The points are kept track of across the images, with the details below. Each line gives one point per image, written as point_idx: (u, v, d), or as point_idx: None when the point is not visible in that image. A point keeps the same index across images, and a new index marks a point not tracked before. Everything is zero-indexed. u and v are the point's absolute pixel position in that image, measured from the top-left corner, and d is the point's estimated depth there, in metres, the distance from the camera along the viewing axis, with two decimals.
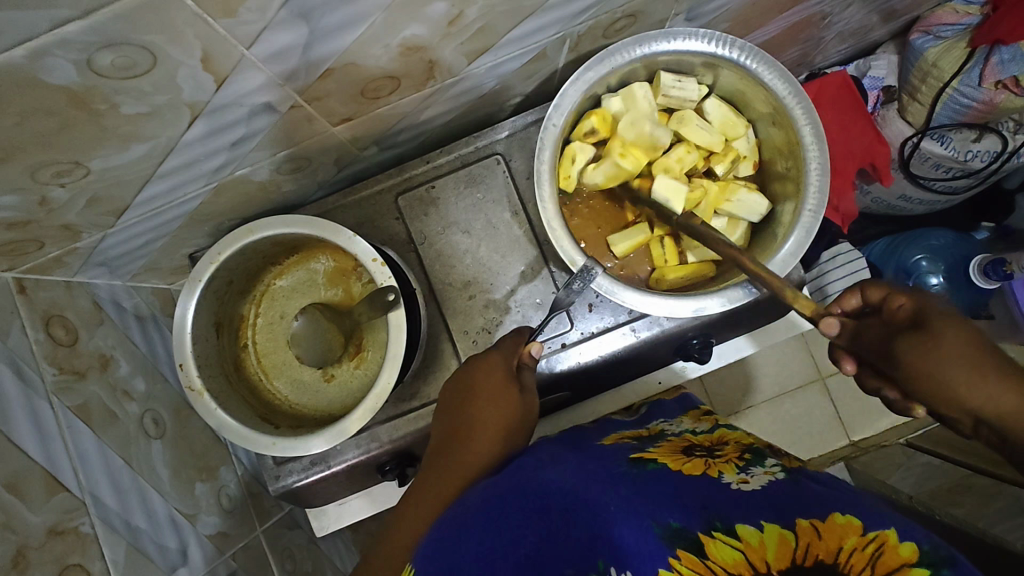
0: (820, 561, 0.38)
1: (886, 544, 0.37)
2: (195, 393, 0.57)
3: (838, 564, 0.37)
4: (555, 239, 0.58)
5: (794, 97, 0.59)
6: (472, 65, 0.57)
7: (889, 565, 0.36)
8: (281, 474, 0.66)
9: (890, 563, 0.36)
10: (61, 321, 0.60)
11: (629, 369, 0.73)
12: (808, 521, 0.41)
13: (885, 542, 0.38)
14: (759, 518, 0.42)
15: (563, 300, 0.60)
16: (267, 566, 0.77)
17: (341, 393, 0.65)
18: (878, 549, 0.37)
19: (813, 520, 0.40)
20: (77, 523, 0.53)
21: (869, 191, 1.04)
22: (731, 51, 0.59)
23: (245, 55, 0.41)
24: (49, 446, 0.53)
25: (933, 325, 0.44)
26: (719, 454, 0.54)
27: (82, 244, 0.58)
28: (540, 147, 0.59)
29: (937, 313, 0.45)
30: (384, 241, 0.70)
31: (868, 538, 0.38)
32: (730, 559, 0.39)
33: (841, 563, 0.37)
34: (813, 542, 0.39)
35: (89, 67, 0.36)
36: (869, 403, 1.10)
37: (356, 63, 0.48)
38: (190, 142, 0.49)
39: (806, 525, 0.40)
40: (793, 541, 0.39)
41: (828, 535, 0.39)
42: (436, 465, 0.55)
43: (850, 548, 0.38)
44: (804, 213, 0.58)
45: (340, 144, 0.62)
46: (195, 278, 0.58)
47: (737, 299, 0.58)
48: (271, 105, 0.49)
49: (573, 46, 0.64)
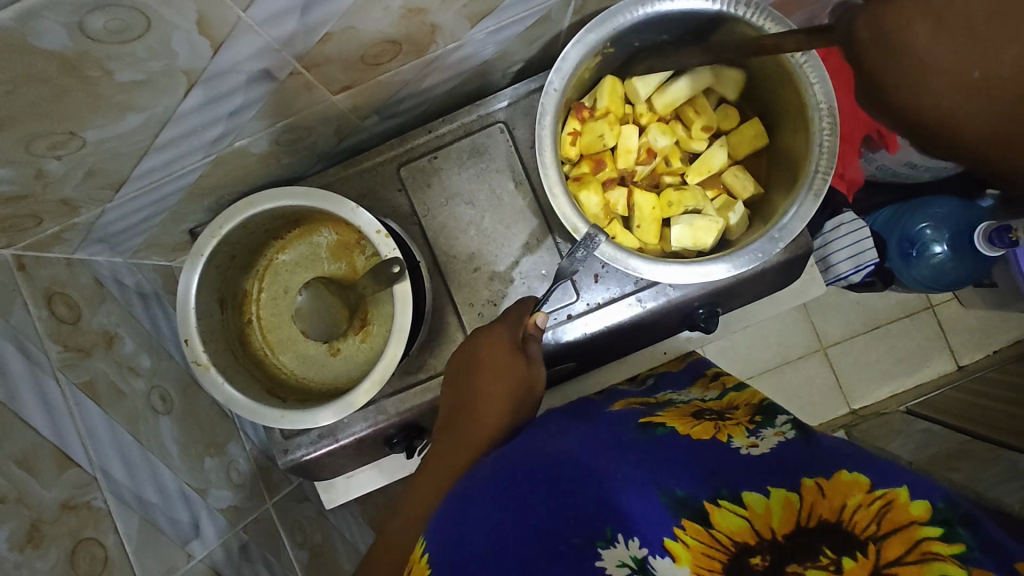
0: (824, 522, 0.37)
1: (895, 502, 0.36)
2: (201, 367, 0.57)
3: (841, 522, 0.37)
4: (558, 206, 0.57)
5: (803, 56, 0.57)
6: (474, 29, 0.56)
7: (895, 522, 0.35)
8: (290, 448, 0.66)
9: (898, 520, 0.35)
10: (63, 298, 0.60)
11: (636, 339, 0.73)
12: (813, 481, 0.40)
13: (893, 500, 0.36)
14: (765, 484, 0.41)
15: (567, 269, 0.59)
16: (278, 540, 0.78)
17: (347, 366, 0.65)
18: (885, 506, 0.36)
19: (818, 481, 0.40)
20: (89, 497, 0.53)
21: (875, 159, 0.99)
22: (738, 10, 0.57)
23: (241, 18, 0.39)
24: (59, 422, 0.53)
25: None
26: (729, 417, 0.54)
27: (81, 219, 0.57)
28: (542, 112, 0.58)
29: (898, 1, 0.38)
30: (387, 214, 0.69)
31: (875, 496, 0.37)
32: (736, 527, 0.38)
33: (845, 520, 0.37)
34: (817, 502, 0.39)
35: (81, 31, 0.35)
36: (870, 370, 1.10)
37: (356, 26, 0.46)
38: (187, 111, 0.48)
39: (811, 485, 0.40)
40: (797, 504, 0.39)
41: (833, 495, 0.39)
42: (446, 439, 0.55)
43: (855, 505, 0.37)
44: (814, 174, 0.57)
45: (341, 113, 0.61)
46: (196, 253, 0.57)
47: (743, 265, 0.57)
48: (270, 71, 0.48)
49: (577, 8, 0.62)
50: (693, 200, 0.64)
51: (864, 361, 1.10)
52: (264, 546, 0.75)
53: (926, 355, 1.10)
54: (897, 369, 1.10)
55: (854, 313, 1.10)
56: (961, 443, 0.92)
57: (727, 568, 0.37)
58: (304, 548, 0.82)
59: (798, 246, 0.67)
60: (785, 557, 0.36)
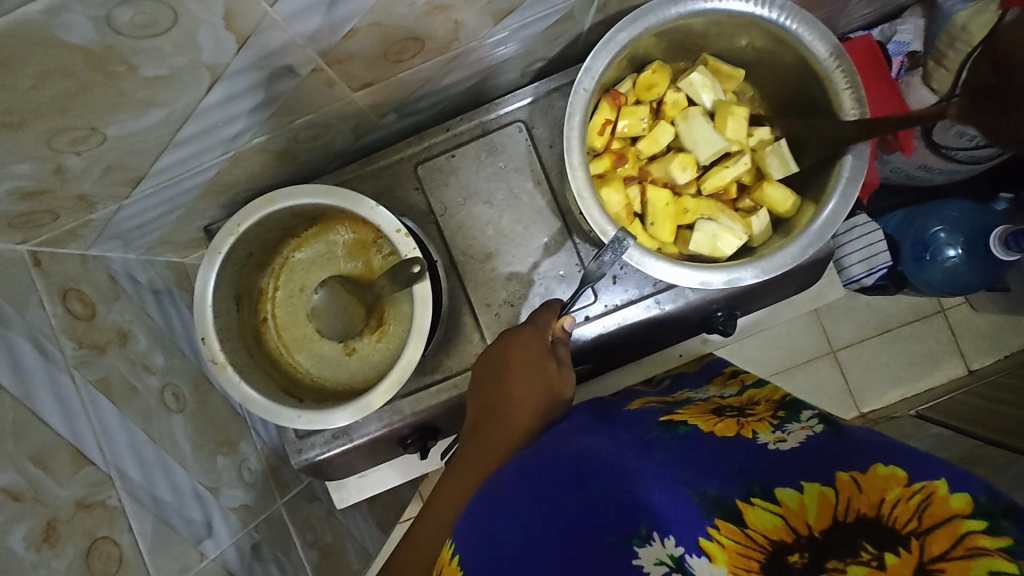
0: (863, 518, 0.36)
1: (934, 496, 0.35)
2: (218, 365, 0.57)
3: (881, 517, 0.36)
4: (584, 208, 0.56)
5: (834, 60, 0.56)
6: (498, 26, 0.55)
7: (937, 517, 0.34)
8: (304, 448, 0.66)
9: (939, 514, 0.34)
10: (78, 294, 0.59)
11: (652, 340, 0.72)
12: (848, 474, 0.38)
13: (932, 493, 0.35)
14: (799, 479, 0.40)
15: (593, 274, 0.58)
16: (288, 539, 0.78)
17: (363, 366, 0.65)
18: (924, 500, 0.35)
19: (853, 474, 0.38)
20: (103, 496, 0.53)
21: (888, 161, 0.98)
22: (771, 11, 0.56)
23: (267, 13, 0.39)
24: (74, 420, 0.53)
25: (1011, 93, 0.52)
26: (751, 413, 0.53)
27: (97, 215, 0.57)
28: (570, 111, 0.57)
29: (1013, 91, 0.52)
30: (403, 213, 0.68)
31: (913, 489, 0.36)
32: (769, 525, 0.38)
33: (884, 515, 0.36)
34: (854, 496, 0.37)
35: (108, 25, 0.34)
36: (883, 374, 1.09)
37: (381, 22, 0.46)
38: (208, 107, 0.47)
39: (846, 479, 0.38)
40: (833, 499, 0.38)
41: (869, 488, 0.37)
42: (472, 443, 0.55)
43: (893, 500, 0.36)
44: (843, 179, 0.56)
45: (360, 111, 0.60)
46: (214, 249, 0.57)
47: (771, 270, 0.56)
48: (293, 67, 0.47)
49: (600, 7, 0.61)
50: (709, 209, 0.62)
51: (875, 365, 1.09)
52: (274, 544, 0.75)
53: (939, 360, 1.09)
54: (910, 373, 1.09)
55: (866, 316, 1.10)
56: (975, 448, 0.91)
57: (765, 566, 0.36)
58: (313, 547, 0.82)
59: (820, 248, 0.66)
60: (825, 554, 0.36)
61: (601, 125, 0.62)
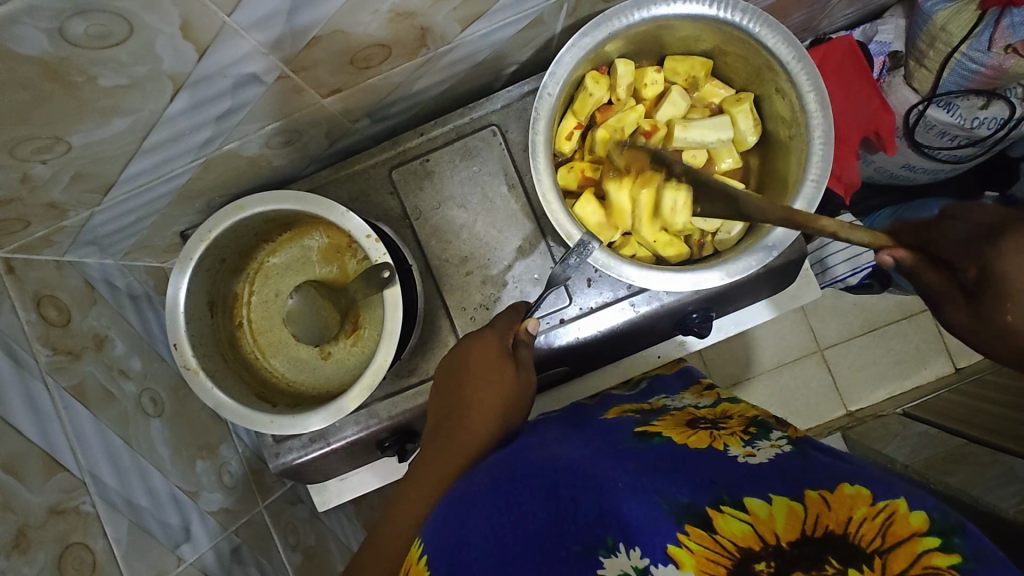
0: (830, 533, 0.36)
1: (896, 513, 0.35)
2: (190, 371, 0.57)
3: (848, 534, 0.35)
4: (550, 213, 0.57)
5: (798, 63, 0.56)
6: (466, 32, 0.55)
7: (899, 535, 0.34)
8: (281, 452, 0.66)
9: (900, 533, 0.34)
10: (52, 300, 0.59)
11: (630, 343, 0.73)
12: (816, 492, 0.39)
13: (894, 511, 0.35)
14: (768, 491, 0.39)
15: (560, 274, 0.59)
16: (270, 541, 0.78)
17: (339, 370, 0.65)
18: (888, 519, 0.35)
19: (821, 492, 0.38)
20: (77, 502, 0.53)
21: (872, 160, 0.98)
22: (732, 14, 0.57)
23: (225, 22, 0.39)
24: (48, 427, 0.53)
25: (986, 297, 0.45)
26: (723, 427, 0.52)
27: (70, 222, 0.57)
28: (535, 117, 0.57)
29: (998, 289, 0.44)
30: (379, 217, 0.68)
31: (878, 508, 0.36)
32: (740, 533, 0.37)
33: (851, 533, 0.35)
34: (823, 513, 0.37)
35: (62, 36, 0.34)
36: (867, 372, 1.09)
37: (344, 30, 0.46)
38: (174, 115, 0.47)
39: (815, 496, 0.38)
40: (802, 513, 0.37)
41: (838, 507, 0.37)
42: (432, 444, 0.55)
43: (860, 518, 0.36)
44: (806, 182, 0.57)
45: (332, 116, 0.61)
46: (185, 256, 0.57)
47: (737, 273, 0.57)
48: (258, 75, 0.47)
49: (570, 11, 0.62)
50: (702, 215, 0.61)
51: (861, 364, 1.09)
52: (256, 547, 0.75)
53: (923, 358, 1.09)
54: (895, 371, 1.09)
55: (851, 315, 1.10)
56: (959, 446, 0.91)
57: (731, 573, 0.35)
58: (296, 549, 0.82)
59: (793, 249, 0.67)
60: (790, 564, 0.35)
61: (569, 130, 0.62)
